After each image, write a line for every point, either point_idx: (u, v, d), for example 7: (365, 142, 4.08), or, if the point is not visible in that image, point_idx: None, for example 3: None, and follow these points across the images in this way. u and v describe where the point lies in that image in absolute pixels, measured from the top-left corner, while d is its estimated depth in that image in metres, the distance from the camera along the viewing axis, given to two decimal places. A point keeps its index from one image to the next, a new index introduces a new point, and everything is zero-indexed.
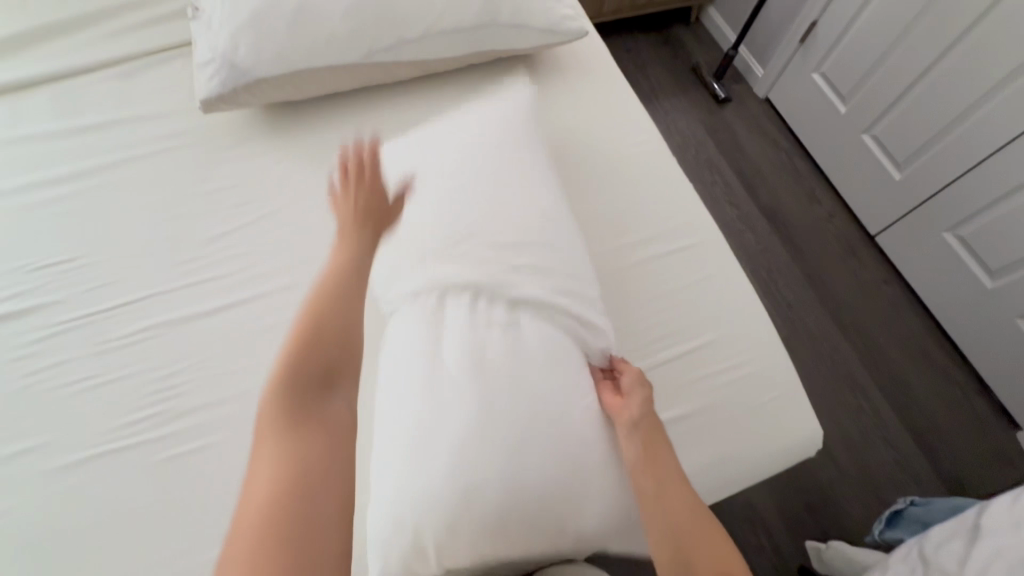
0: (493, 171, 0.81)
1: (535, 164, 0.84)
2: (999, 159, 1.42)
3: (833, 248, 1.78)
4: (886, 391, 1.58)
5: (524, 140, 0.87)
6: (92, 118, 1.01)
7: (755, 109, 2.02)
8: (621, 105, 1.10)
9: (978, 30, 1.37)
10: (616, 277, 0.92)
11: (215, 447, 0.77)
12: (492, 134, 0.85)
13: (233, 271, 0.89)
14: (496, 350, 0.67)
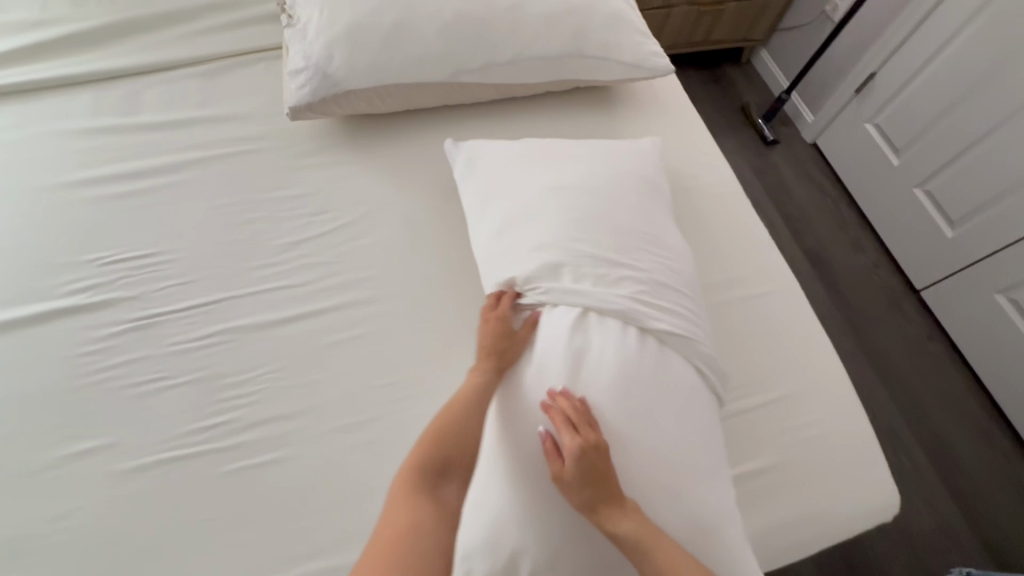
0: (595, 209, 0.80)
1: (637, 201, 0.84)
2: None
3: (878, 299, 1.76)
4: (928, 450, 1.54)
5: (625, 179, 0.86)
6: (173, 115, 1.01)
7: (802, 154, 2.02)
8: (697, 144, 1.10)
9: None
10: (714, 312, 0.92)
11: (282, 462, 0.74)
12: (593, 172, 0.86)
13: (307, 281, 0.87)
14: (604, 364, 0.69)
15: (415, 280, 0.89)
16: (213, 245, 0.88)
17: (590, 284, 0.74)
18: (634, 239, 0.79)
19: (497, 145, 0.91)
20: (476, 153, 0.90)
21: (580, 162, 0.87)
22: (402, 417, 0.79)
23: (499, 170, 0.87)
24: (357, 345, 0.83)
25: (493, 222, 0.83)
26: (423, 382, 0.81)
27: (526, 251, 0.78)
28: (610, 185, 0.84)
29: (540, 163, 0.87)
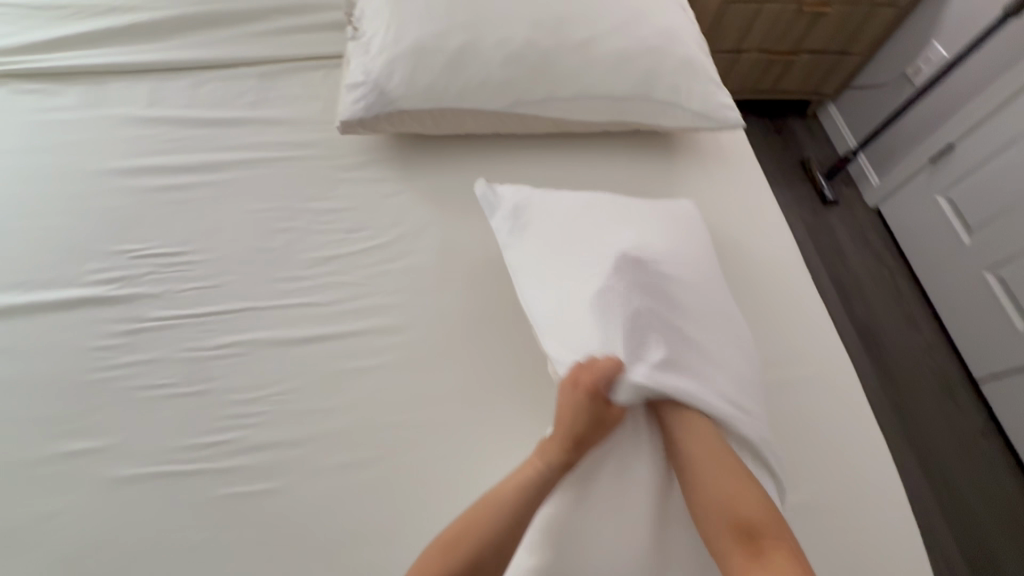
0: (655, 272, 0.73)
1: (688, 262, 0.78)
2: None
3: (930, 384, 1.63)
4: (971, 559, 1.40)
5: (677, 242, 0.81)
6: (227, 113, 1.00)
7: (862, 217, 1.91)
8: (758, 204, 1.03)
9: None
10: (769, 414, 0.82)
11: (279, 492, 0.70)
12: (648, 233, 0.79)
13: (333, 300, 0.84)
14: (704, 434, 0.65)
15: (444, 314, 0.84)
16: (245, 251, 0.87)
17: (663, 363, 0.66)
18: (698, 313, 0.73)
19: (547, 199, 0.85)
20: (522, 205, 0.84)
21: (632, 219, 0.82)
22: (409, 461, 0.74)
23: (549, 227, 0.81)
24: (374, 375, 0.79)
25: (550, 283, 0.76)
26: (437, 426, 0.76)
27: (595, 319, 0.70)
28: (668, 250, 0.78)
29: (594, 223, 0.81)
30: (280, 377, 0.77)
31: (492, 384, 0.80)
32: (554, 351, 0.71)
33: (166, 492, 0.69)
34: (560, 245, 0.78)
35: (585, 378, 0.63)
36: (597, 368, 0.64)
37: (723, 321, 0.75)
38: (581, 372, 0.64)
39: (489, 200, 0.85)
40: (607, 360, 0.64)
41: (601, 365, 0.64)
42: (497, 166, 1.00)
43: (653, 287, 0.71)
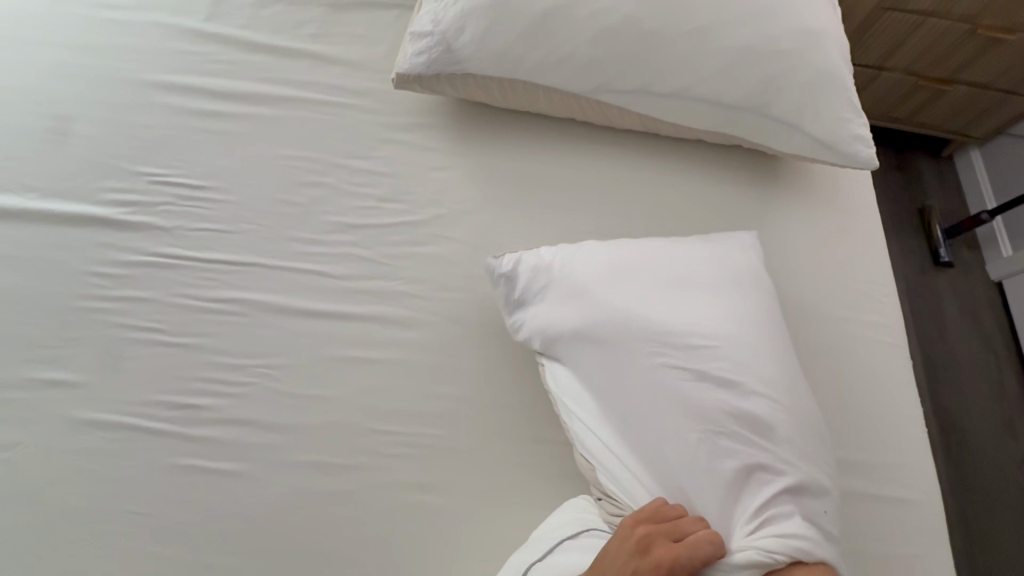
0: (697, 364, 0.60)
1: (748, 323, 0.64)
2: None
3: (1009, 503, 1.39)
4: None
5: (736, 311, 0.64)
6: (283, 42, 0.91)
7: (979, 290, 1.62)
8: (868, 262, 0.83)
9: None
10: None
11: (239, 477, 0.64)
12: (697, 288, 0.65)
13: (346, 274, 0.75)
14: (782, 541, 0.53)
15: (463, 317, 0.74)
16: (268, 200, 0.78)
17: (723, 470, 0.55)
18: (756, 408, 0.58)
19: (580, 258, 0.68)
20: (545, 273, 0.68)
21: (681, 278, 0.66)
22: (385, 477, 0.65)
23: (573, 306, 0.65)
24: (372, 371, 0.70)
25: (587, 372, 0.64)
26: (426, 445, 0.67)
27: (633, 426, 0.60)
28: (721, 328, 0.62)
29: (632, 294, 0.64)
30: (270, 349, 0.70)
31: (498, 411, 0.69)
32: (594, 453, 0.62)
33: (127, 447, 0.64)
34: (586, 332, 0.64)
35: (664, 550, 0.50)
36: (690, 547, 0.50)
37: (793, 412, 0.59)
38: (660, 536, 0.51)
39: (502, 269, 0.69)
40: (701, 536, 0.51)
41: (690, 539, 0.51)
42: (564, 157, 0.86)
43: (700, 369, 0.59)
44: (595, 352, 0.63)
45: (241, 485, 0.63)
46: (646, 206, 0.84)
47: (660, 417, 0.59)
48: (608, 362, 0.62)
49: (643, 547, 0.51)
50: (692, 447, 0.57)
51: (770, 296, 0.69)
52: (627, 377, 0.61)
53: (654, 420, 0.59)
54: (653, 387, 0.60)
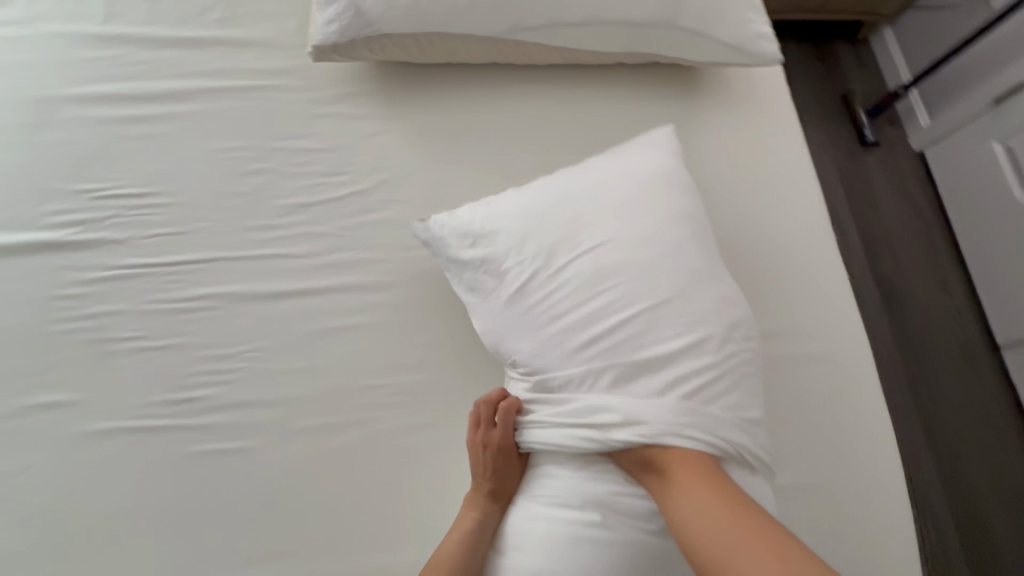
0: (614, 292, 0.64)
1: (675, 235, 0.67)
2: None
3: (949, 348, 1.55)
4: (960, 523, 1.38)
5: (646, 227, 0.67)
6: (191, 32, 0.89)
7: (904, 163, 1.73)
8: (787, 152, 0.91)
9: None
10: (775, 390, 0.77)
11: (246, 453, 0.69)
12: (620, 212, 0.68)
13: (307, 252, 0.78)
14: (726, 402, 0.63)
15: (427, 271, 0.79)
16: (213, 195, 0.80)
17: (655, 366, 0.61)
18: (684, 303, 0.63)
19: (505, 199, 0.71)
20: (457, 236, 0.70)
21: (591, 207, 0.69)
22: (382, 426, 0.71)
23: (492, 263, 0.68)
24: (351, 337, 0.74)
25: (520, 312, 0.66)
26: (413, 392, 0.73)
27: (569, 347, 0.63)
28: (632, 251, 0.65)
29: (557, 221, 0.68)
30: (252, 334, 0.74)
31: (476, 348, 0.76)
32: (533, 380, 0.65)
33: (137, 447, 0.68)
34: (509, 285, 0.67)
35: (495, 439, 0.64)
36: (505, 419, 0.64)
37: (709, 312, 0.64)
38: (486, 431, 0.65)
39: (426, 236, 0.72)
40: (506, 407, 0.65)
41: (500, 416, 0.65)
42: (493, 104, 0.89)
43: (627, 290, 0.64)
44: (529, 283, 0.66)
45: (252, 457, 0.69)
46: (579, 136, 0.88)
47: (586, 351, 0.63)
48: (532, 307, 0.66)
49: (480, 446, 0.65)
50: (624, 354, 0.62)
51: (685, 195, 0.71)
52: (552, 318, 0.65)
53: (579, 356, 0.63)
54: (577, 324, 0.64)
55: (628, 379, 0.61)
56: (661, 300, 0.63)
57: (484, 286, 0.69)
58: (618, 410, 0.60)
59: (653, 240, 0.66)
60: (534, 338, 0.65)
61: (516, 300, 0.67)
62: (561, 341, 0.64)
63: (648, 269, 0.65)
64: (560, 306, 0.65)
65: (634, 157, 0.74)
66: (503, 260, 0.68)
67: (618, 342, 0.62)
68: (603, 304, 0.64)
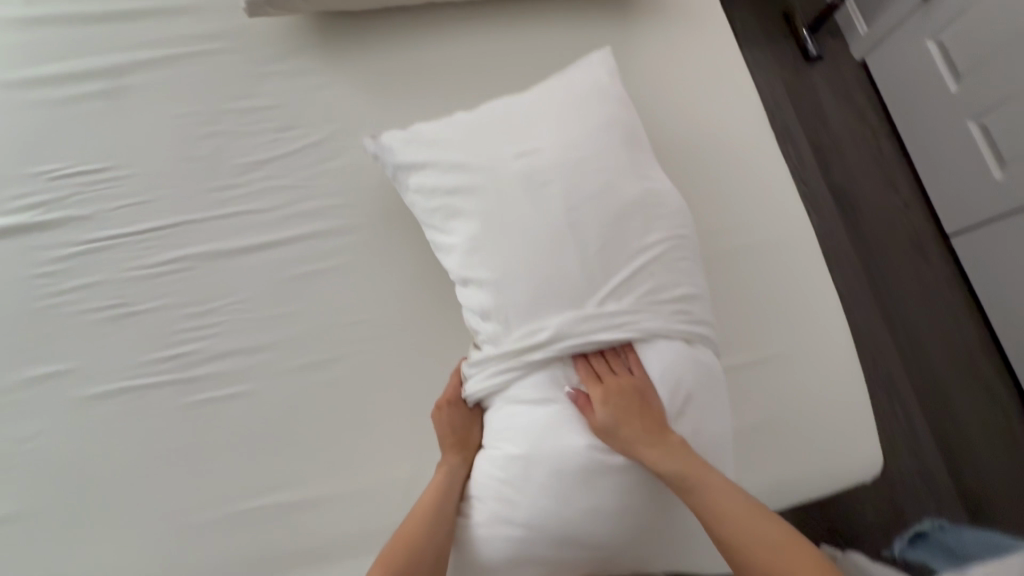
0: (551, 199, 0.66)
1: (611, 136, 0.71)
2: None
3: (902, 244, 1.63)
4: (924, 401, 1.48)
5: (582, 138, 0.69)
6: (124, 5, 0.88)
7: (848, 74, 1.79)
8: (722, 60, 0.95)
9: None
10: (729, 280, 0.82)
11: (241, 397, 0.73)
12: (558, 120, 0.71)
13: (272, 206, 0.80)
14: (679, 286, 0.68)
15: (391, 211, 0.82)
16: (170, 162, 0.81)
17: (600, 258, 0.64)
18: (623, 198, 0.67)
19: (446, 124, 0.74)
20: (405, 156, 0.73)
21: (529, 124, 0.71)
22: (367, 358, 0.75)
23: (437, 179, 0.70)
24: (326, 280, 0.78)
25: (468, 224, 0.68)
26: (393, 323, 0.77)
27: (518, 249, 0.65)
28: (566, 155, 0.68)
29: (497, 136, 0.70)
30: (230, 288, 0.76)
31: (447, 277, 0.80)
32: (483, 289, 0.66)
33: (136, 405, 0.71)
34: (453, 199, 0.69)
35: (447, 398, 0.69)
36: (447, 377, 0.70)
37: (644, 207, 0.67)
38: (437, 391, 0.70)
39: (378, 158, 0.75)
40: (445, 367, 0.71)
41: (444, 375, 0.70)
42: (436, 44, 0.91)
43: (567, 188, 0.66)
44: (474, 195, 0.68)
45: (248, 400, 0.73)
46: (522, 67, 0.91)
47: (525, 255, 0.64)
48: (473, 218, 0.68)
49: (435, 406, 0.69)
50: (569, 250, 0.64)
51: (619, 102, 0.75)
52: (492, 227, 0.67)
53: (521, 261, 0.64)
54: (516, 230, 0.65)
55: (568, 280, 0.63)
56: (601, 195, 0.66)
57: (431, 203, 0.71)
58: (562, 316, 0.62)
59: (590, 142, 0.69)
60: (477, 247, 0.67)
61: (459, 214, 0.69)
62: (501, 247, 0.65)
63: (586, 168, 0.68)
64: (499, 213, 0.66)
65: (571, 75, 0.77)
66: (447, 176, 0.70)
67: (556, 246, 0.64)
68: (546, 204, 0.66)
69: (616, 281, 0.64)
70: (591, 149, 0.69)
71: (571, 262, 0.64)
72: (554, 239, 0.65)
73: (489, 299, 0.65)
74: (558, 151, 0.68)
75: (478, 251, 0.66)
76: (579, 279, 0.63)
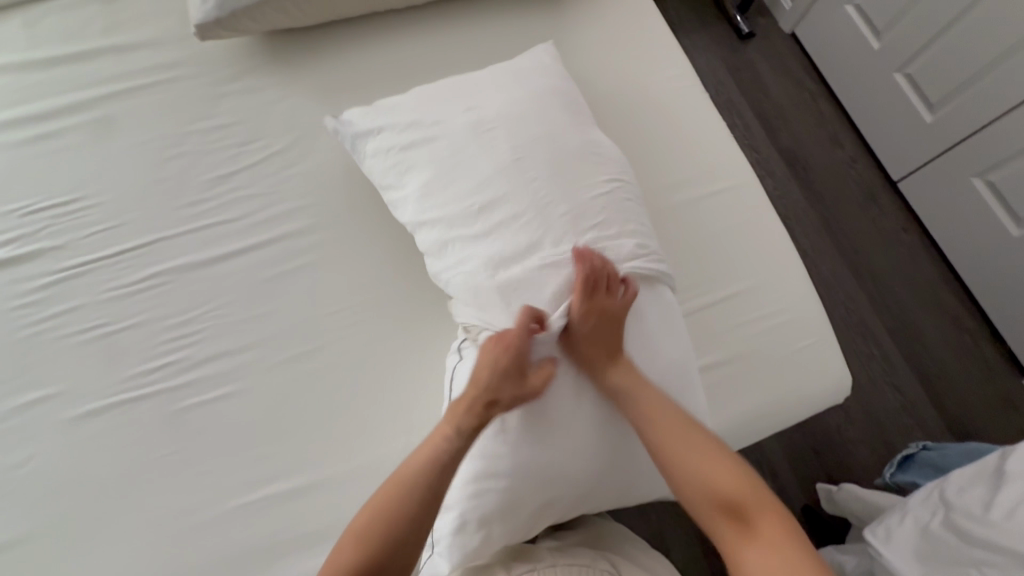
0: (495, 144, 0.71)
1: (548, 92, 0.76)
2: None
3: (855, 195, 1.71)
4: (898, 340, 1.55)
5: (524, 98, 0.75)
6: (80, 46, 0.92)
7: (780, 46, 1.89)
8: (651, 33, 1.02)
9: None
10: (686, 230, 0.87)
11: (230, 397, 0.74)
12: (497, 83, 0.77)
13: (242, 215, 0.84)
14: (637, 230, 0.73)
15: (358, 206, 0.86)
16: (137, 186, 0.84)
17: (549, 195, 0.68)
18: (564, 144, 0.72)
19: (396, 96, 0.79)
20: (361, 126, 0.78)
21: (475, 88, 0.77)
22: (351, 344, 0.78)
23: (390, 142, 0.76)
24: (302, 276, 0.81)
25: (422, 182, 0.72)
26: (371, 308, 0.80)
27: (468, 196, 0.69)
28: (506, 110, 0.73)
29: (443, 100, 0.76)
30: (210, 296, 0.79)
31: (419, 260, 0.83)
32: (440, 239, 0.70)
33: (129, 417, 0.73)
34: (406, 156, 0.75)
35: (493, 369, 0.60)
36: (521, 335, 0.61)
37: (584, 151, 0.72)
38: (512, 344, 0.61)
39: (339, 132, 0.80)
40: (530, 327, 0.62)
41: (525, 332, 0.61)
42: (382, 50, 0.96)
43: (510, 136, 0.71)
44: (425, 155, 0.73)
45: (239, 399, 0.74)
46: (465, 60, 0.96)
47: (474, 192, 0.69)
48: (424, 169, 0.72)
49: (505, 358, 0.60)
50: (517, 188, 0.68)
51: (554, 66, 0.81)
52: (443, 176, 0.71)
53: (471, 197, 0.69)
54: (464, 176, 0.70)
55: (516, 211, 0.67)
56: (542, 141, 0.71)
57: (386, 168, 0.76)
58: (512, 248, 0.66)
59: (528, 97, 0.75)
60: (430, 189, 0.71)
61: (412, 168, 0.74)
62: (453, 186, 0.70)
63: (525, 118, 0.73)
64: (450, 160, 0.71)
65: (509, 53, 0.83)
66: (400, 136, 0.75)
67: (502, 182, 0.68)
68: (489, 151, 0.70)
69: (566, 216, 0.67)
70: (530, 103, 0.74)
71: (517, 195, 0.68)
72: (500, 181, 0.69)
73: (446, 241, 0.70)
74: (498, 106, 0.74)
75: (432, 193, 0.71)
76: (526, 212, 0.67)
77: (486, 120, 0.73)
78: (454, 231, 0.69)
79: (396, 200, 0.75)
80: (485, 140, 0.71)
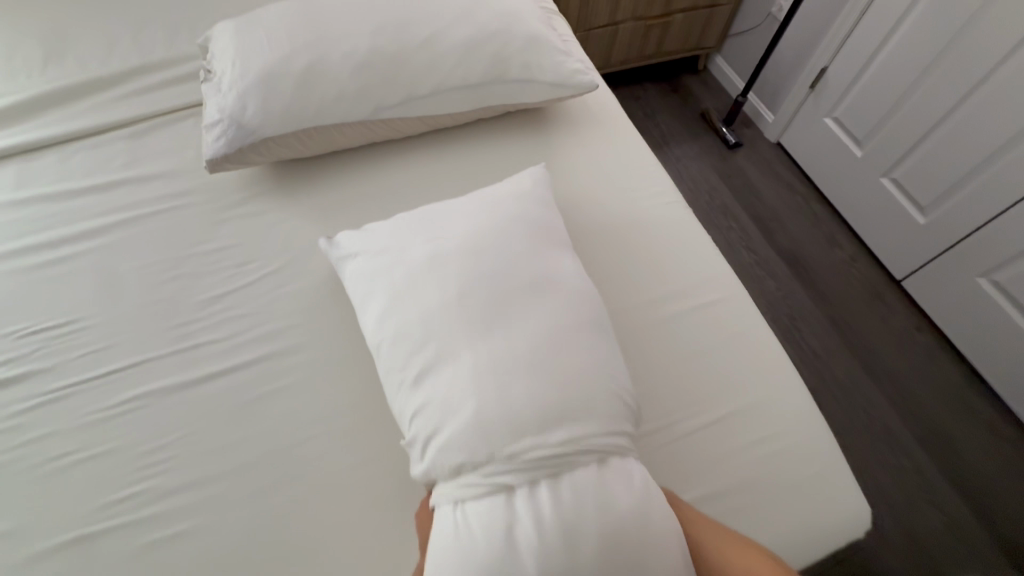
0: (465, 270, 0.73)
1: (522, 218, 0.80)
2: (1019, 213, 1.36)
3: (859, 294, 1.69)
4: (929, 449, 1.43)
5: (497, 225, 0.78)
6: (104, 177, 1.00)
7: (768, 154, 1.99)
8: (634, 154, 1.08)
9: (984, 88, 1.36)
10: (677, 345, 0.85)
11: (194, 532, 0.70)
12: (474, 210, 0.81)
13: (229, 334, 0.85)
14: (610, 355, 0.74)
15: (347, 324, 0.87)
16: (132, 307, 0.86)
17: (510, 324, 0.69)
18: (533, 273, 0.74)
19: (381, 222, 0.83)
20: (347, 249, 0.82)
21: (452, 215, 0.80)
22: (327, 471, 0.75)
23: (370, 267, 0.78)
24: (282, 398, 0.79)
25: (395, 305, 0.73)
26: (351, 432, 0.77)
27: (439, 320, 0.70)
28: (483, 241, 0.76)
29: (423, 226, 0.80)
30: (187, 418, 0.77)
31: None
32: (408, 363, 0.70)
33: (85, 556, 0.68)
34: (382, 279, 0.76)
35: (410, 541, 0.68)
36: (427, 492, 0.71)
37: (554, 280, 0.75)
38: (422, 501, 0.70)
39: (328, 253, 0.83)
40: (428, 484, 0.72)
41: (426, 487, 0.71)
42: (379, 175, 1.02)
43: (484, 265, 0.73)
44: (403, 278, 0.75)
45: (203, 534, 0.70)
46: (457, 182, 1.02)
47: (437, 318, 0.70)
48: (399, 292, 0.74)
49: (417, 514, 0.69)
50: (486, 318, 0.69)
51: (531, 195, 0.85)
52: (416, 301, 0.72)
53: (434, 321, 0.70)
54: (436, 302, 0.71)
55: (478, 338, 0.68)
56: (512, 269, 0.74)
57: (362, 291, 0.77)
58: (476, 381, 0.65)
59: (505, 226, 0.78)
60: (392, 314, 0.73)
61: (386, 290, 0.75)
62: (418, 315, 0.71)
63: (500, 247, 0.75)
64: (416, 286, 0.73)
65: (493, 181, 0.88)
66: (379, 260, 0.78)
67: (463, 308, 0.70)
68: (462, 279, 0.72)
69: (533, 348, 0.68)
70: (505, 232, 0.78)
71: (482, 324, 0.69)
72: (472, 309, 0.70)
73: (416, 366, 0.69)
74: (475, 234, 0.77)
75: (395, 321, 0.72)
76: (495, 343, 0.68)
77: (464, 247, 0.75)
78: (421, 357, 0.69)
79: (367, 321, 0.76)
80: (459, 266, 0.73)
